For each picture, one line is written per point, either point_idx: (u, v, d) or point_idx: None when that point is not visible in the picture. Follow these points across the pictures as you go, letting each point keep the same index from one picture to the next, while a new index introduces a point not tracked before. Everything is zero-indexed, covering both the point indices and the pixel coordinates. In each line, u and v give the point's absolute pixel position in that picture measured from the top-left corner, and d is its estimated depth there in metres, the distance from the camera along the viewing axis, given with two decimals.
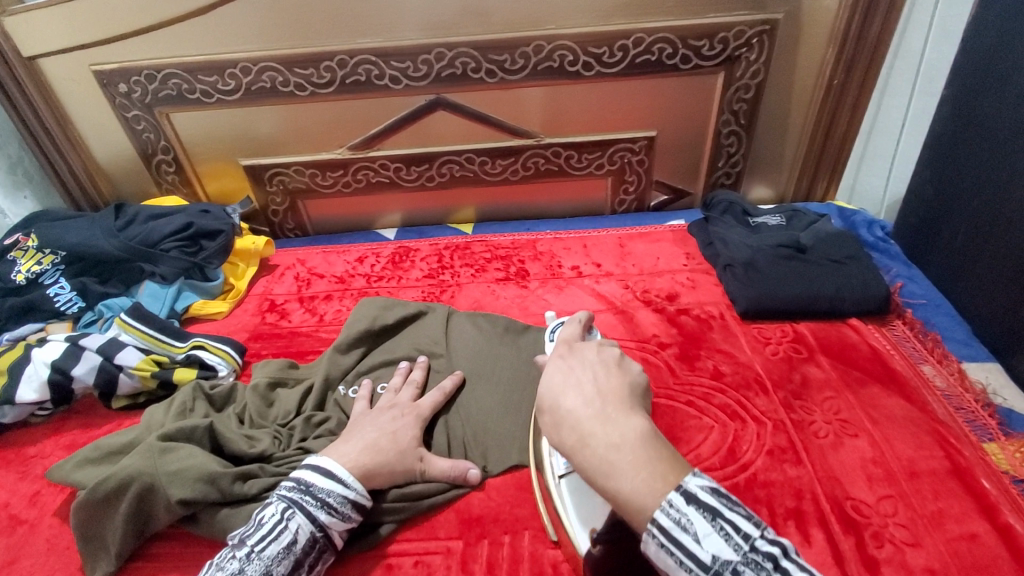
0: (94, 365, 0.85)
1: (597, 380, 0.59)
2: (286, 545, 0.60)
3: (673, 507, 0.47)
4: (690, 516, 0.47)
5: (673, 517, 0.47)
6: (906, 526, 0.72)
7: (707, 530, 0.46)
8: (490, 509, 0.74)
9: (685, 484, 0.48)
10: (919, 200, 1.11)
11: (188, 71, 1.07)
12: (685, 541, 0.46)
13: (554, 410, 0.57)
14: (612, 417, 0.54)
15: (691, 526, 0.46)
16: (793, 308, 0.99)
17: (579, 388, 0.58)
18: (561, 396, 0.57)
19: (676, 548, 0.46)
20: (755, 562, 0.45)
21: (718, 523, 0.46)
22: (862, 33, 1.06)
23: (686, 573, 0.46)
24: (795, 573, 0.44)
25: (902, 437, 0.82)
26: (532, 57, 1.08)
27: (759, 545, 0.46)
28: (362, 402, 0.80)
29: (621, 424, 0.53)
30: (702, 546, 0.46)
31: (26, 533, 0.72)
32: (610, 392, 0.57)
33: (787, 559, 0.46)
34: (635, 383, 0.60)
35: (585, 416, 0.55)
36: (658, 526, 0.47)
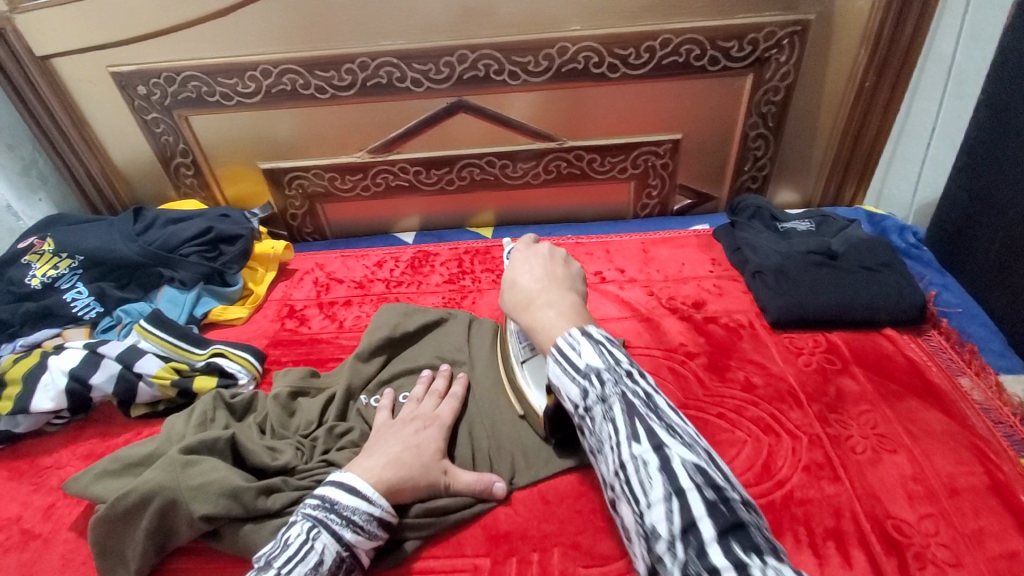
0: (113, 373, 0.83)
1: (546, 267, 0.73)
2: (313, 566, 0.59)
3: (570, 335, 0.60)
4: (580, 340, 0.59)
5: (569, 340, 0.60)
6: (949, 546, 0.69)
7: (589, 348, 0.58)
8: (517, 525, 0.71)
9: (585, 327, 0.61)
10: (954, 205, 1.07)
11: (208, 73, 1.06)
12: (571, 356, 0.59)
13: (512, 286, 0.73)
14: (554, 290, 0.70)
15: (579, 346, 0.59)
16: (826, 317, 0.96)
17: (531, 271, 0.73)
18: (518, 275, 0.73)
19: (563, 360, 0.59)
20: (617, 370, 0.56)
21: (600, 346, 0.58)
22: (895, 34, 1.02)
23: (566, 379, 0.58)
24: (646, 388, 0.56)
25: (941, 453, 0.79)
26: (556, 59, 1.06)
27: (624, 364, 0.57)
28: (384, 412, 0.78)
29: (560, 294, 0.69)
30: (582, 358, 0.58)
31: (40, 548, 0.71)
32: (555, 275, 0.72)
33: (643, 378, 0.57)
34: (577, 274, 0.75)
35: (533, 290, 0.70)
36: (557, 347, 0.60)
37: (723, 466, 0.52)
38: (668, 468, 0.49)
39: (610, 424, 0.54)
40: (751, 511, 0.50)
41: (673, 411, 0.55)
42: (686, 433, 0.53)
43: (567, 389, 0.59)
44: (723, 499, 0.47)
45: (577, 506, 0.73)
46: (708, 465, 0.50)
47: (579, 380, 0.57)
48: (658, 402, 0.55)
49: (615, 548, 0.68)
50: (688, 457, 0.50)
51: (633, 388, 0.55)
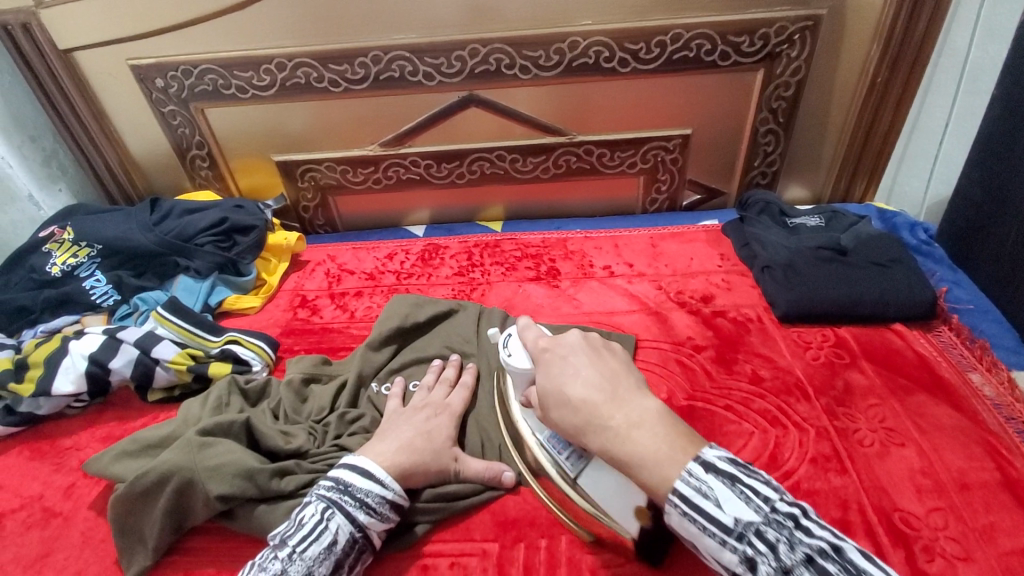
0: (131, 358, 0.85)
1: (595, 366, 0.61)
2: (327, 545, 0.60)
3: (691, 474, 0.52)
4: (711, 481, 0.52)
5: (693, 483, 0.52)
6: (956, 539, 0.69)
7: (729, 495, 0.51)
8: (526, 511, 0.72)
9: (702, 454, 0.53)
10: (967, 202, 1.07)
11: (224, 66, 1.08)
12: (708, 507, 0.51)
13: (562, 400, 0.60)
14: (626, 399, 0.58)
15: (711, 492, 0.51)
16: (835, 312, 0.96)
17: (579, 376, 0.60)
18: (565, 385, 0.60)
19: (696, 514, 0.51)
20: (776, 523, 0.50)
21: (736, 484, 0.51)
22: (908, 29, 1.02)
23: (713, 542, 0.50)
24: (817, 532, 0.49)
25: (951, 447, 0.79)
26: (567, 53, 1.06)
27: (779, 507, 0.51)
28: (395, 399, 0.79)
29: (635, 403, 0.58)
30: (725, 510, 0.50)
31: (60, 526, 0.73)
32: (612, 375, 0.60)
33: (810, 524, 0.50)
34: (624, 358, 0.64)
35: (599, 404, 0.58)
36: (676, 493, 0.52)
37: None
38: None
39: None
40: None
41: (864, 557, 0.48)
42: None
43: (715, 551, 0.51)
44: None
45: None
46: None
47: (731, 542, 0.50)
48: (846, 552, 0.48)
49: None
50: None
51: (808, 545, 0.48)
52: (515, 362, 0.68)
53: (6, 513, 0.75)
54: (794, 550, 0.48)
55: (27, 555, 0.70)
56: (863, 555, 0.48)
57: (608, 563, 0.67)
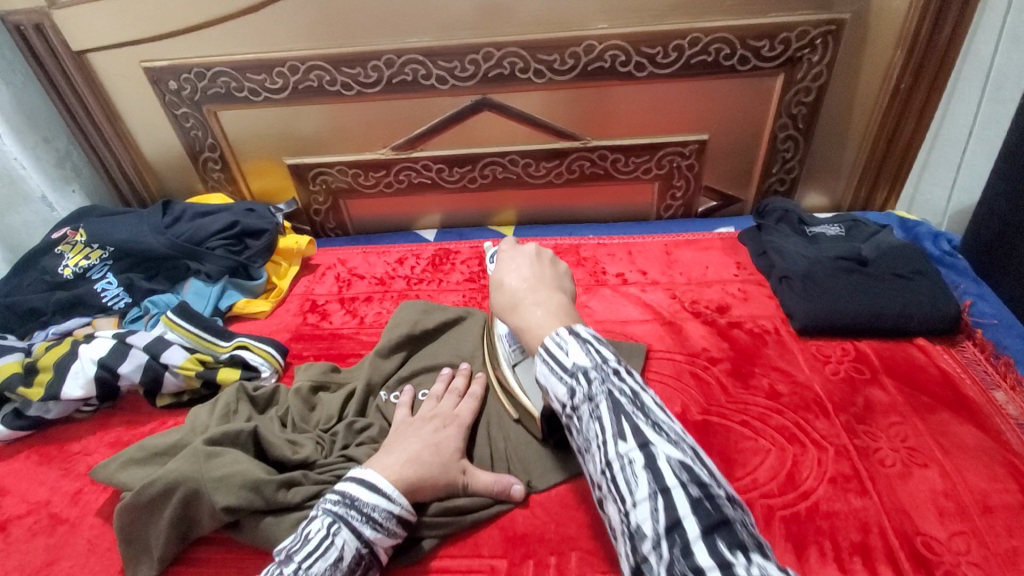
0: (140, 363, 0.85)
1: (533, 268, 0.71)
2: (333, 562, 0.59)
3: (558, 334, 0.57)
4: (568, 339, 0.56)
5: (557, 340, 0.57)
6: (982, 566, 0.67)
7: (576, 347, 0.55)
8: (534, 527, 0.71)
9: (573, 327, 0.58)
10: (990, 213, 1.03)
11: (237, 69, 1.07)
12: (558, 355, 0.55)
13: (498, 286, 0.70)
14: (542, 291, 0.67)
15: (566, 344, 0.56)
16: (856, 325, 0.93)
17: (518, 272, 0.70)
18: (504, 275, 0.70)
19: (550, 359, 0.56)
20: (604, 369, 0.53)
21: (587, 344, 0.55)
22: (933, 35, 0.99)
23: (553, 379, 0.55)
24: (634, 384, 0.53)
25: (975, 468, 0.76)
26: (582, 57, 1.04)
27: (612, 362, 0.54)
28: (403, 409, 0.78)
29: (548, 294, 0.66)
30: (569, 356, 0.55)
31: (67, 533, 0.73)
32: (542, 276, 0.69)
33: (631, 376, 0.54)
34: (565, 274, 0.73)
35: (521, 290, 0.67)
36: (545, 347, 0.57)
37: (711, 467, 0.48)
38: (653, 466, 0.46)
39: (595, 422, 0.51)
40: (743, 514, 0.46)
41: (661, 408, 0.52)
42: (675, 433, 0.50)
43: (553, 388, 0.55)
44: (710, 497, 0.45)
45: (597, 510, 0.72)
46: (696, 465, 0.47)
47: (565, 378, 0.54)
48: (646, 400, 0.51)
49: None
50: (674, 456, 0.47)
51: (617, 386, 0.52)
52: None
53: (14, 519, 0.75)
54: (606, 388, 0.52)
55: (33, 563, 0.70)
56: (661, 406, 0.52)
57: None
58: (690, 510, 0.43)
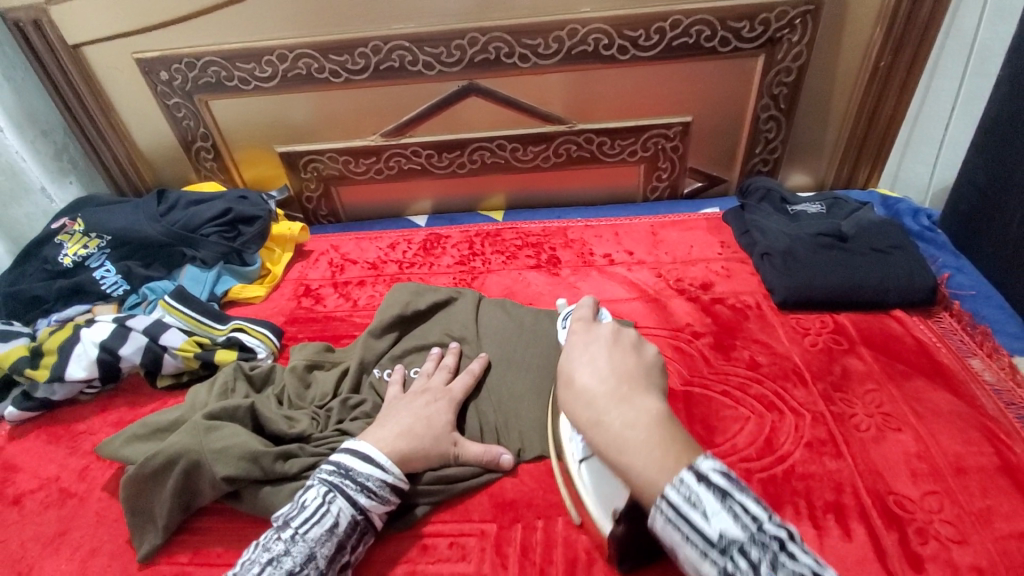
0: (141, 345, 0.88)
1: (613, 360, 0.62)
2: (329, 528, 0.62)
3: (682, 482, 0.47)
4: (699, 490, 0.46)
5: (682, 492, 0.47)
6: (952, 522, 0.70)
7: (716, 507, 0.45)
8: (523, 493, 0.74)
9: (696, 464, 0.48)
10: (971, 188, 1.06)
11: (227, 58, 1.09)
12: (693, 516, 0.45)
13: (569, 385, 0.62)
14: (630, 396, 0.57)
15: (698, 501, 0.46)
16: (834, 298, 0.96)
17: (594, 367, 0.61)
18: (577, 370, 0.62)
19: (683, 523, 0.46)
20: (763, 544, 0.43)
21: (727, 499, 0.45)
22: (912, 12, 1.01)
23: (695, 554, 0.45)
24: (808, 561, 0.42)
25: (948, 432, 0.79)
26: (566, 41, 1.06)
27: (769, 528, 0.44)
28: (396, 386, 0.81)
29: (637, 401, 0.57)
30: (709, 521, 0.45)
31: (75, 506, 0.76)
32: (626, 370, 0.61)
33: (800, 549, 0.44)
34: (651, 363, 0.63)
35: (601, 393, 0.58)
36: (665, 500, 0.47)
37: None
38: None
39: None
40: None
41: None
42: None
43: (696, 565, 0.45)
44: None
45: None
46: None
47: (711, 554, 0.44)
48: None
49: None
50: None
51: (794, 572, 0.41)
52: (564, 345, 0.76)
53: (26, 493, 0.78)
54: (776, 573, 0.41)
55: (45, 534, 0.73)
56: None
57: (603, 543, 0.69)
58: None
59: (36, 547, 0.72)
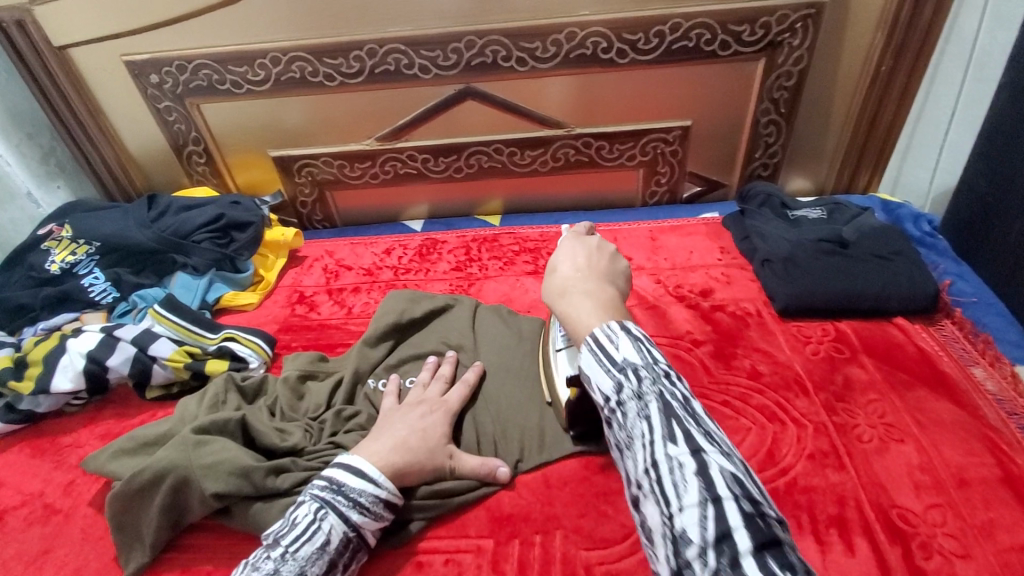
0: (129, 355, 0.86)
1: (590, 258, 0.72)
2: (320, 546, 0.61)
3: (608, 325, 0.57)
4: (619, 332, 0.56)
5: (607, 331, 0.57)
6: (956, 536, 0.69)
7: (628, 342, 0.55)
8: (520, 508, 0.73)
9: (624, 322, 0.58)
10: (972, 194, 1.05)
11: (219, 61, 1.07)
12: (607, 346, 0.55)
13: (552, 270, 0.72)
14: (592, 282, 0.68)
15: (616, 338, 0.56)
16: (836, 306, 0.95)
17: (573, 260, 0.72)
18: (559, 262, 0.72)
19: (598, 350, 0.56)
20: (654, 369, 0.53)
21: (639, 343, 0.55)
22: (913, 17, 1.00)
23: (599, 372, 0.55)
24: (683, 388, 0.52)
25: (951, 443, 0.78)
26: (564, 44, 1.05)
27: (663, 364, 0.54)
28: (390, 397, 0.79)
29: (597, 286, 0.67)
30: (620, 350, 0.54)
31: (60, 523, 0.74)
32: (597, 266, 0.71)
33: (680, 379, 0.54)
34: (621, 271, 0.73)
35: (571, 278, 0.69)
36: (592, 336, 0.57)
37: (762, 484, 0.47)
38: (705, 473, 0.45)
39: (642, 420, 0.50)
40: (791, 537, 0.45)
41: (711, 418, 0.52)
42: (726, 446, 0.49)
43: (598, 380, 0.55)
44: (763, 516, 0.43)
45: (580, 490, 0.74)
46: (749, 482, 0.45)
47: (612, 371, 0.54)
48: (696, 406, 0.51)
49: (617, 532, 0.69)
50: (727, 468, 0.45)
51: (667, 387, 0.51)
52: None
53: (10, 509, 0.76)
54: (655, 386, 0.51)
55: (28, 552, 0.71)
56: (710, 415, 0.51)
57: (602, 559, 0.67)
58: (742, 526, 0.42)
59: (18, 566, 0.70)
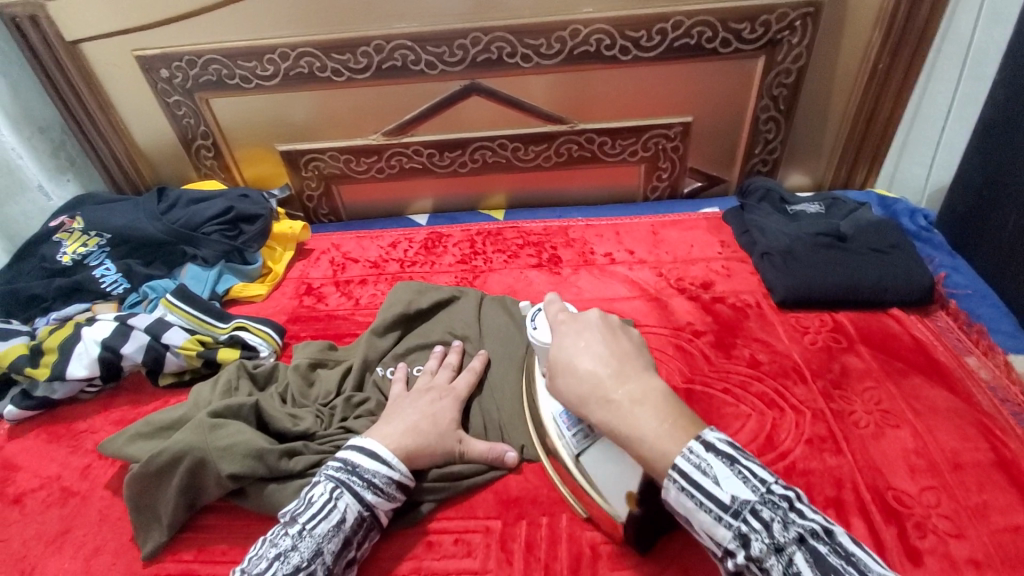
0: (143, 343, 0.87)
1: (609, 343, 0.62)
2: (336, 523, 0.62)
3: (691, 451, 0.53)
4: (710, 460, 0.52)
5: (692, 460, 0.52)
6: (949, 517, 0.71)
7: (728, 475, 0.51)
8: (527, 490, 0.75)
9: (702, 435, 0.54)
10: (968, 189, 1.07)
11: (228, 57, 1.09)
12: (707, 484, 0.51)
13: (571, 371, 0.62)
14: (629, 375, 0.59)
15: (709, 469, 0.52)
16: (834, 297, 0.97)
17: (593, 352, 0.62)
18: (576, 357, 0.62)
19: (697, 492, 0.51)
20: (774, 504, 0.50)
21: (737, 466, 0.52)
22: (910, 16, 1.02)
23: (710, 520, 0.51)
24: (810, 516, 0.50)
25: (945, 428, 0.80)
26: (568, 41, 1.07)
27: (776, 489, 0.51)
28: (399, 383, 0.81)
29: (639, 381, 0.59)
30: (723, 487, 0.51)
31: (78, 504, 0.76)
32: (621, 352, 0.62)
33: (803, 506, 0.51)
34: (640, 343, 0.65)
35: (603, 376, 0.59)
36: (676, 469, 0.52)
37: None
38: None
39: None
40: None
41: (855, 544, 0.49)
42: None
43: (708, 529, 0.51)
44: None
45: None
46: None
47: (726, 519, 0.50)
48: (834, 535, 0.49)
49: None
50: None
51: (801, 526, 0.49)
52: (539, 335, 0.70)
53: (27, 492, 0.78)
54: (788, 528, 0.49)
55: (47, 533, 0.73)
56: (854, 542, 0.49)
57: (608, 539, 0.69)
58: None
59: (38, 546, 0.71)
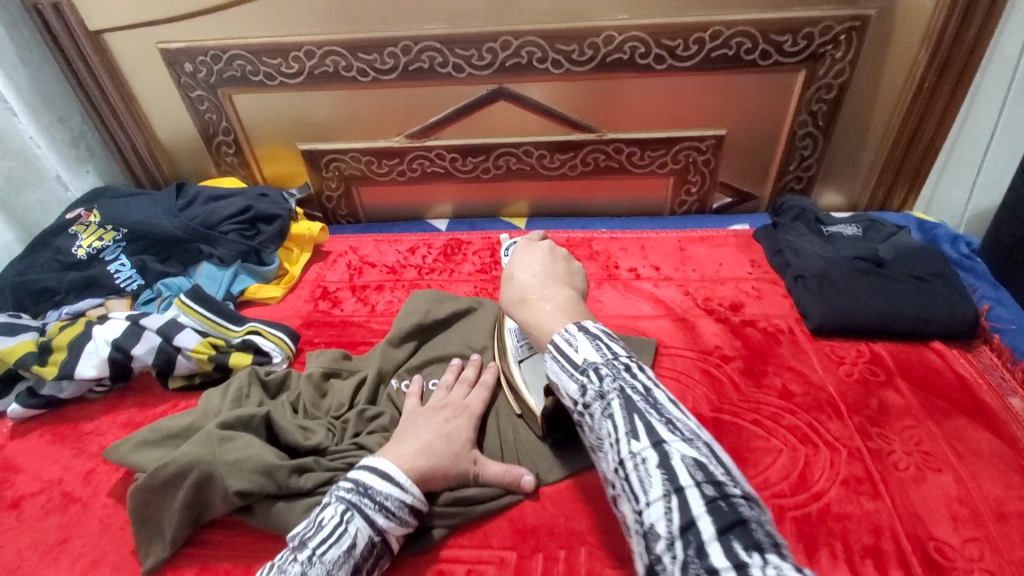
0: (154, 345, 0.85)
1: (546, 264, 0.71)
2: (347, 549, 0.60)
3: (567, 330, 0.58)
4: (578, 335, 0.57)
5: (566, 336, 0.57)
6: (995, 573, 0.66)
7: (585, 344, 0.55)
8: (544, 520, 0.71)
9: (581, 322, 0.59)
10: (1011, 218, 1.00)
11: (253, 53, 1.07)
12: (568, 351, 0.56)
13: (510, 281, 0.71)
14: (551, 287, 0.68)
15: (575, 341, 0.56)
16: (872, 326, 0.92)
17: (529, 267, 0.71)
18: (515, 270, 0.71)
19: (559, 355, 0.56)
20: (614, 364, 0.53)
21: (596, 340, 0.55)
22: (959, 34, 0.97)
23: (564, 376, 0.55)
24: (644, 377, 0.51)
25: (988, 474, 0.75)
26: (602, 48, 1.03)
27: (623, 357, 0.53)
28: (413, 399, 0.78)
29: (555, 289, 0.67)
30: (579, 352, 0.55)
31: (79, 512, 0.73)
32: (554, 272, 0.70)
33: (646, 374, 0.53)
34: (578, 273, 0.73)
35: (531, 285, 0.68)
36: (553, 343, 0.58)
37: (732, 467, 0.45)
38: (667, 464, 0.44)
39: (607, 420, 0.50)
40: (766, 516, 0.43)
41: (675, 403, 0.50)
42: (688, 427, 0.47)
43: (564, 387, 0.55)
44: (726, 497, 0.42)
45: (606, 505, 0.72)
46: (711, 461, 0.44)
47: (575, 375, 0.54)
48: (659, 394, 0.50)
49: None
50: (688, 453, 0.44)
51: (630, 382, 0.51)
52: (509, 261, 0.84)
53: (27, 496, 0.76)
54: (615, 382, 0.51)
55: (46, 541, 0.71)
56: (675, 401, 0.50)
57: None
58: (705, 511, 0.41)
59: (34, 556, 0.69)
